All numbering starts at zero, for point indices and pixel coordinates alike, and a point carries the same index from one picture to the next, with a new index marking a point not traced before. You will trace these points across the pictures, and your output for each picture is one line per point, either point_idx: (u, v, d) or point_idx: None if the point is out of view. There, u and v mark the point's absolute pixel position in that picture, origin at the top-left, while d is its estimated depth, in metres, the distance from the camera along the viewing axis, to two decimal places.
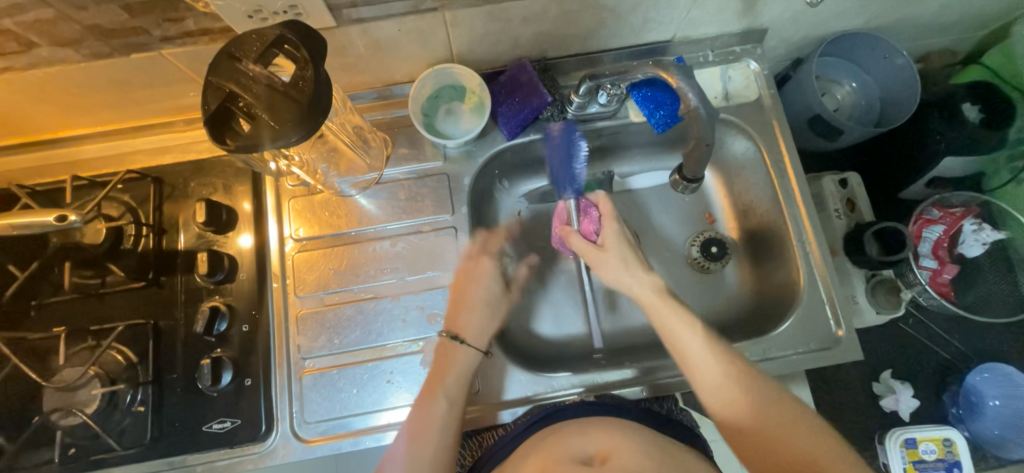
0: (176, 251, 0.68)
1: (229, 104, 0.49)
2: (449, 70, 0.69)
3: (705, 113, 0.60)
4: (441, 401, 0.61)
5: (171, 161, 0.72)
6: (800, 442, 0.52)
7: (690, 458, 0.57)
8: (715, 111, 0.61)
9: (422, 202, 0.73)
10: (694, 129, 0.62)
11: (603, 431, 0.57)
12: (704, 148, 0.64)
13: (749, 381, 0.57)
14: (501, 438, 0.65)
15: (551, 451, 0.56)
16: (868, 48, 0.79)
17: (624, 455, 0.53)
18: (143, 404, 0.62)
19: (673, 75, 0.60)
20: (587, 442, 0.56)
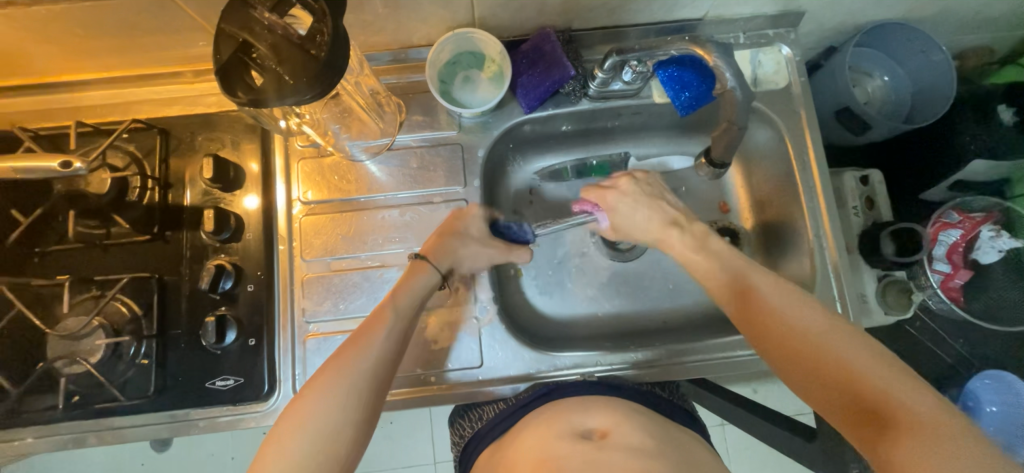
0: (182, 207, 0.67)
1: (242, 55, 0.47)
2: (469, 35, 0.66)
3: (740, 95, 0.58)
4: (393, 308, 0.60)
5: (178, 114, 0.70)
6: (847, 361, 0.47)
7: (689, 441, 0.57)
8: (751, 94, 0.59)
9: (433, 172, 0.71)
10: (727, 111, 0.60)
11: (603, 408, 0.58)
12: (735, 131, 0.61)
13: (794, 307, 0.53)
14: (500, 411, 0.65)
15: (552, 424, 0.56)
16: (906, 39, 0.76)
17: (625, 432, 0.54)
18: (147, 357, 0.62)
19: (710, 52, 0.57)
20: (588, 417, 0.57)
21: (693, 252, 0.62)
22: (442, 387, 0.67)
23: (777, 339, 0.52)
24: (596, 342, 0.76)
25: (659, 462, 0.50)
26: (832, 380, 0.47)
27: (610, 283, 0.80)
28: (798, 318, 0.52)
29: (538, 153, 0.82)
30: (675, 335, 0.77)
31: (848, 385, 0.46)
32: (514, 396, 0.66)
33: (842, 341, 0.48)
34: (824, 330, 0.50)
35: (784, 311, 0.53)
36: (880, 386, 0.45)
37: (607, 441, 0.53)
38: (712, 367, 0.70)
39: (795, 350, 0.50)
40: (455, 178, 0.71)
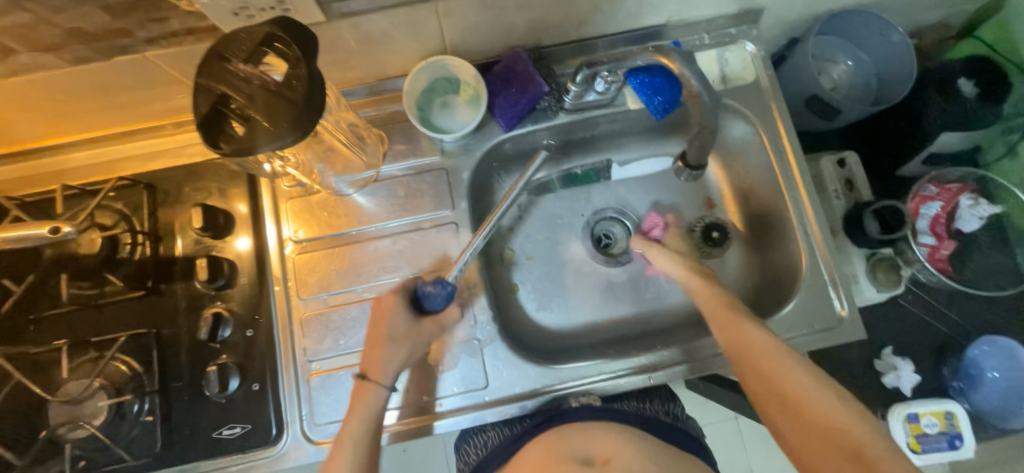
0: (174, 258, 0.67)
1: (223, 108, 0.47)
2: (443, 63, 0.68)
3: (706, 98, 0.60)
4: (349, 445, 0.57)
5: (163, 167, 0.70)
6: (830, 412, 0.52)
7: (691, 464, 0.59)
8: (717, 96, 0.61)
9: (421, 199, 0.72)
10: (696, 114, 0.61)
11: (603, 433, 0.60)
12: (707, 133, 0.63)
13: (777, 359, 0.57)
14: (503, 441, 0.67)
15: (553, 452, 0.59)
16: (865, 25, 0.78)
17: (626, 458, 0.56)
18: (152, 413, 0.62)
19: (673, 61, 0.59)
20: (588, 445, 0.59)
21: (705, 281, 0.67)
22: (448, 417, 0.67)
23: (767, 389, 0.56)
24: (598, 350, 0.77)
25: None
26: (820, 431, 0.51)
27: (607, 289, 0.81)
28: (786, 368, 0.56)
29: (522, 169, 0.83)
30: (676, 334, 0.78)
31: (831, 437, 0.50)
32: (517, 427, 0.68)
33: (820, 396, 0.53)
34: (803, 379, 0.55)
35: (772, 360, 0.57)
36: (857, 441, 0.49)
37: (609, 467, 0.55)
38: (717, 362, 0.71)
39: (779, 400, 0.55)
40: (443, 202, 0.72)
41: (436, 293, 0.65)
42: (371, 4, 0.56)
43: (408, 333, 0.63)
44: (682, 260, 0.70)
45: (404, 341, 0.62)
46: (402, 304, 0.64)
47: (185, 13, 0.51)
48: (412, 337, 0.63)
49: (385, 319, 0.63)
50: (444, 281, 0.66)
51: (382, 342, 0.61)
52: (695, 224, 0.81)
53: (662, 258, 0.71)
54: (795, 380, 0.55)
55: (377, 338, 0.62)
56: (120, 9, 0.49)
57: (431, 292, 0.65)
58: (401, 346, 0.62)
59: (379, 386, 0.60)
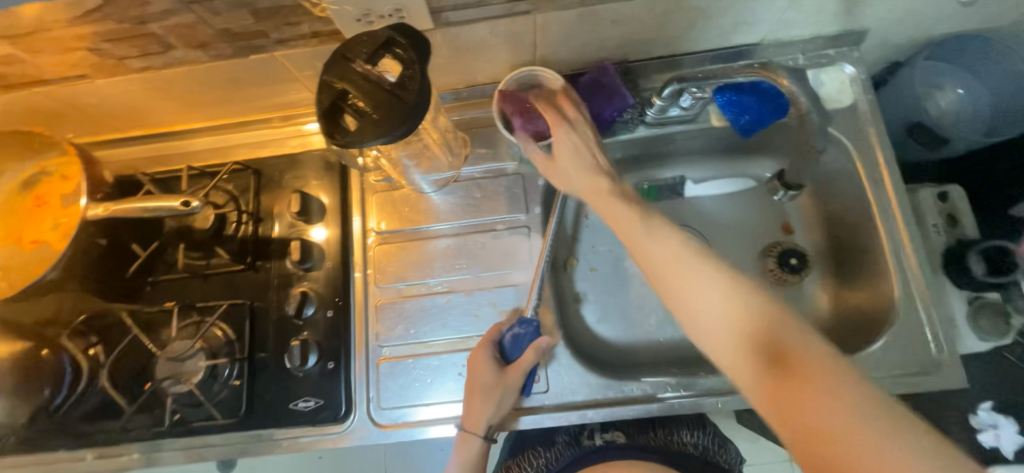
0: (271, 238, 0.73)
1: (341, 103, 0.52)
2: (533, 72, 0.69)
3: (817, 117, 0.63)
4: None
5: (268, 155, 0.77)
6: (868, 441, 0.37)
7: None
8: (826, 115, 0.63)
9: (496, 201, 0.74)
10: (805, 134, 0.64)
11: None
12: (813, 154, 0.65)
13: (790, 346, 0.43)
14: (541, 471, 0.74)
15: None
16: (985, 50, 0.72)
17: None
18: (239, 378, 0.67)
19: (783, 77, 0.61)
20: None
21: (696, 283, 0.49)
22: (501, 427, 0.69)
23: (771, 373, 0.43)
24: (660, 368, 0.75)
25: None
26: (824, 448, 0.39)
27: (672, 307, 0.80)
28: (801, 346, 0.43)
29: None
30: None
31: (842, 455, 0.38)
32: (553, 456, 0.75)
33: (863, 426, 0.38)
34: (833, 376, 0.41)
35: (778, 336, 0.44)
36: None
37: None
38: None
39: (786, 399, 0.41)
40: (517, 206, 0.74)
41: (523, 340, 0.66)
42: (477, 14, 0.60)
43: (498, 388, 0.64)
44: (587, 160, 0.64)
45: (496, 396, 0.64)
46: (490, 356, 0.65)
47: (316, 18, 0.56)
48: (502, 390, 0.64)
49: (475, 375, 0.64)
50: (528, 320, 0.67)
51: (473, 398, 0.64)
52: (771, 249, 0.78)
53: (569, 167, 0.65)
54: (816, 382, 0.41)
55: (470, 392, 0.64)
56: (264, 13, 0.55)
57: (518, 339, 0.66)
58: (494, 398, 0.63)
59: (476, 437, 0.64)
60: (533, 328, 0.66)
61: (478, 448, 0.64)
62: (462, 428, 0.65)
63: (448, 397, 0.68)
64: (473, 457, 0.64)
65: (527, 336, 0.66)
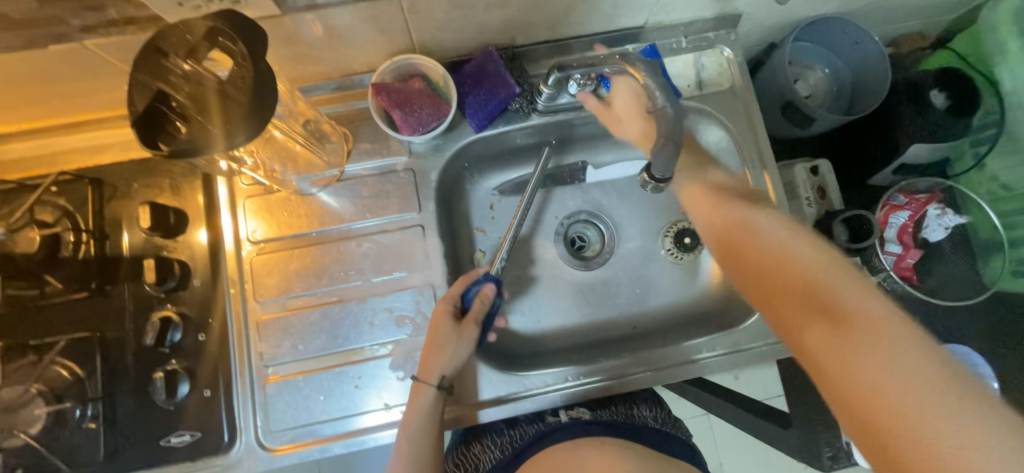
0: (121, 258, 0.64)
1: (162, 107, 0.44)
2: (410, 61, 0.65)
3: (672, 111, 0.51)
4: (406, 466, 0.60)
5: (111, 161, 0.66)
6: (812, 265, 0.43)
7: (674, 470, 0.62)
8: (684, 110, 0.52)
9: (387, 200, 0.70)
10: (659, 128, 0.53)
11: (600, 455, 0.61)
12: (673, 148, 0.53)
13: (842, 284, 0.40)
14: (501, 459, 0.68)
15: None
16: (842, 32, 0.78)
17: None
18: (94, 419, 0.59)
19: (639, 71, 0.53)
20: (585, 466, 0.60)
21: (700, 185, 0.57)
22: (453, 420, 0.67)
23: (812, 318, 0.40)
24: (566, 357, 0.76)
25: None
26: (855, 346, 0.37)
27: (579, 293, 0.80)
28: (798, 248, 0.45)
29: (495, 170, 0.81)
30: (645, 341, 0.78)
31: (907, 442, 0.33)
32: (512, 444, 0.70)
33: (823, 264, 0.42)
34: (837, 271, 0.42)
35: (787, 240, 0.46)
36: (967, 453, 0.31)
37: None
38: (680, 371, 0.70)
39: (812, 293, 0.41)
40: (409, 204, 0.70)
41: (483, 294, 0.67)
42: None
43: (458, 337, 0.64)
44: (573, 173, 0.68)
45: (451, 345, 0.63)
46: (447, 308, 0.65)
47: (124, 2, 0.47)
48: (462, 343, 0.64)
49: (435, 325, 0.64)
50: (489, 278, 0.68)
51: (431, 347, 0.63)
52: (667, 231, 0.81)
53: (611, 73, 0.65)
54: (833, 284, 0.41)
55: (428, 345, 0.63)
56: None
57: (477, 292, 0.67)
58: (458, 345, 0.63)
59: (432, 391, 0.62)
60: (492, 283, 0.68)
61: (437, 406, 0.62)
62: (418, 378, 0.62)
63: (349, 411, 0.64)
64: (433, 419, 0.62)
65: (485, 290, 0.67)
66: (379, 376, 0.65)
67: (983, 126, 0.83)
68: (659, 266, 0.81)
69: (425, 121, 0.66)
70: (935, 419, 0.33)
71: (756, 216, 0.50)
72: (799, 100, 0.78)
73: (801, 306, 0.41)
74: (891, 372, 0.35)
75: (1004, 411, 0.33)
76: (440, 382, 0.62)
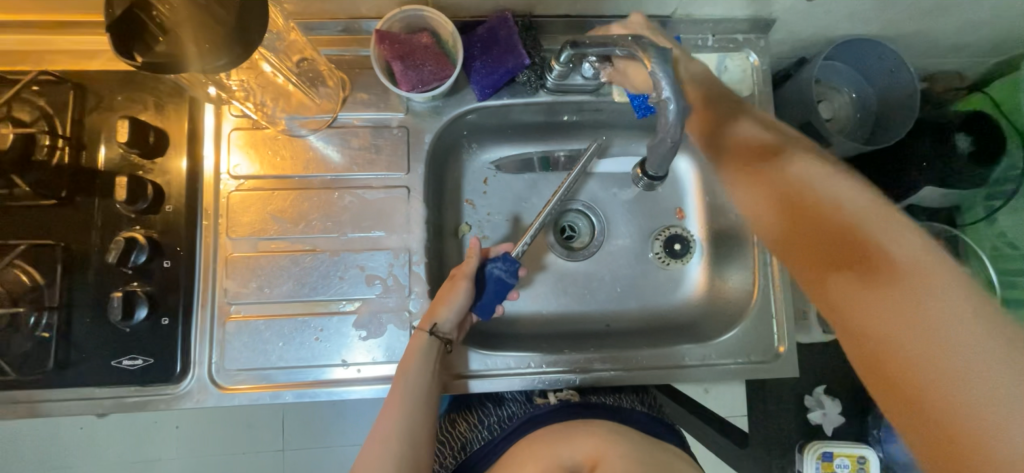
0: (96, 171, 0.62)
1: (141, 15, 0.41)
2: (420, 13, 0.61)
3: (678, 108, 0.48)
4: (399, 411, 0.59)
5: (96, 68, 0.63)
6: (846, 202, 0.48)
7: (674, 459, 0.61)
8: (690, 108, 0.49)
9: (376, 155, 0.67)
10: (659, 124, 0.50)
11: (588, 436, 0.62)
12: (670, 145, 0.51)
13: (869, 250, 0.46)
14: (491, 440, 0.68)
15: (542, 454, 0.61)
16: (877, 57, 0.74)
17: (611, 459, 0.58)
18: (49, 329, 0.59)
19: (649, 57, 0.48)
20: (574, 449, 0.61)
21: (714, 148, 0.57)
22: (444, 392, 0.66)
23: (847, 277, 0.46)
24: (534, 344, 0.75)
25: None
26: (889, 318, 0.43)
27: (558, 283, 0.79)
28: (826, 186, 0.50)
29: (494, 143, 0.78)
30: (618, 340, 0.76)
31: (897, 359, 0.42)
32: (501, 424, 0.70)
33: (855, 200, 0.48)
34: (867, 208, 0.48)
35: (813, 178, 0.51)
36: (957, 375, 0.40)
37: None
38: (646, 376, 0.69)
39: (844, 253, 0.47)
40: (398, 163, 0.67)
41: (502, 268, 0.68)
42: None
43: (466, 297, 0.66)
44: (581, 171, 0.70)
45: (457, 304, 0.65)
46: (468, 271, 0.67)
47: None
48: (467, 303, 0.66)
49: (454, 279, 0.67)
50: (511, 258, 0.68)
51: (439, 296, 0.65)
52: (659, 233, 0.80)
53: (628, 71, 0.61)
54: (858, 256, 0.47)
55: (440, 296, 0.65)
56: None
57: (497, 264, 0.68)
58: (455, 296, 0.65)
59: (434, 340, 0.62)
60: (513, 264, 0.68)
61: (432, 354, 0.62)
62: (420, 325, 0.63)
63: (307, 362, 0.63)
64: (428, 365, 0.61)
65: (506, 266, 0.68)
66: (341, 333, 0.64)
67: (1001, 178, 0.80)
68: (645, 267, 0.79)
69: (425, 79, 0.63)
70: (953, 355, 0.40)
71: (801, 165, 0.52)
72: (819, 121, 0.75)
73: (829, 246, 0.48)
74: (925, 329, 0.41)
75: (992, 315, 0.41)
76: (435, 330, 0.62)
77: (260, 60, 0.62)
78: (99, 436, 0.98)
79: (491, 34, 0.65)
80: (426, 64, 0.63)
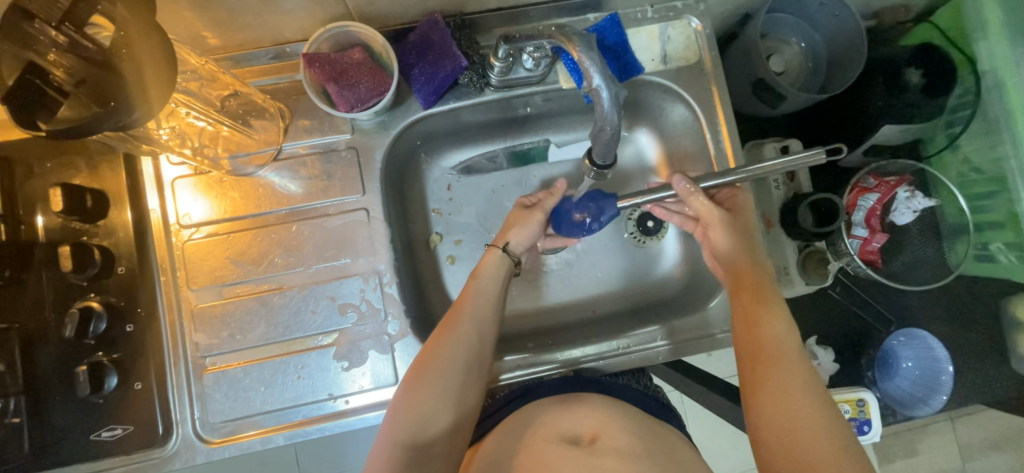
0: (37, 243, 0.59)
1: (37, 81, 0.39)
2: (347, 29, 0.59)
3: (609, 93, 0.48)
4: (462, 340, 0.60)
5: (19, 137, 0.60)
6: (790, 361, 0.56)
7: (672, 440, 0.58)
8: (621, 90, 0.50)
9: (329, 181, 0.65)
10: (596, 112, 0.50)
11: (587, 410, 0.59)
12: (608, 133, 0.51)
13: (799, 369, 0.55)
14: (478, 414, 0.66)
15: (539, 431, 0.57)
16: (821, 3, 0.73)
17: (612, 432, 0.55)
18: (18, 414, 0.57)
19: (575, 47, 0.48)
20: (575, 422, 0.57)
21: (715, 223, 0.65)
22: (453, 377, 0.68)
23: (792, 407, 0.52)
24: (521, 342, 0.74)
25: (644, 463, 0.51)
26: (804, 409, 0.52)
27: (538, 276, 0.78)
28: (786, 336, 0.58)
29: (452, 147, 0.77)
30: (605, 325, 0.75)
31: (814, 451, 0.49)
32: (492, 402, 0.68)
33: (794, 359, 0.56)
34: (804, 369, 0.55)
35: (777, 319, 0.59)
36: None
37: (597, 445, 0.54)
38: (639, 358, 0.69)
39: (787, 404, 0.52)
40: (352, 186, 0.65)
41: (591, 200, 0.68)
42: None
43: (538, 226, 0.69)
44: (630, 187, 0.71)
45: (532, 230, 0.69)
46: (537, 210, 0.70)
47: None
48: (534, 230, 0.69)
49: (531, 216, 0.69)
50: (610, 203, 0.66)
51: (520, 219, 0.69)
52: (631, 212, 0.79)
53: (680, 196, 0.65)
54: (792, 365, 0.55)
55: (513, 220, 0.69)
56: None
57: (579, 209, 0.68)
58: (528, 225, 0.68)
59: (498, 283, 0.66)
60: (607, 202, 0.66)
61: (482, 307, 0.63)
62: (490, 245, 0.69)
63: (293, 401, 0.62)
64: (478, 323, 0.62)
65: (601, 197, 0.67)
66: (322, 368, 0.63)
67: (957, 105, 0.79)
68: (621, 248, 0.79)
69: (363, 96, 0.61)
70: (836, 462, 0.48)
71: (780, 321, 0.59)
72: (770, 77, 0.74)
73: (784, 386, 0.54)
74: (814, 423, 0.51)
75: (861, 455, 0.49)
76: (506, 248, 0.68)
77: (179, 107, 0.58)
78: None
79: (428, 41, 0.63)
80: (360, 83, 0.61)
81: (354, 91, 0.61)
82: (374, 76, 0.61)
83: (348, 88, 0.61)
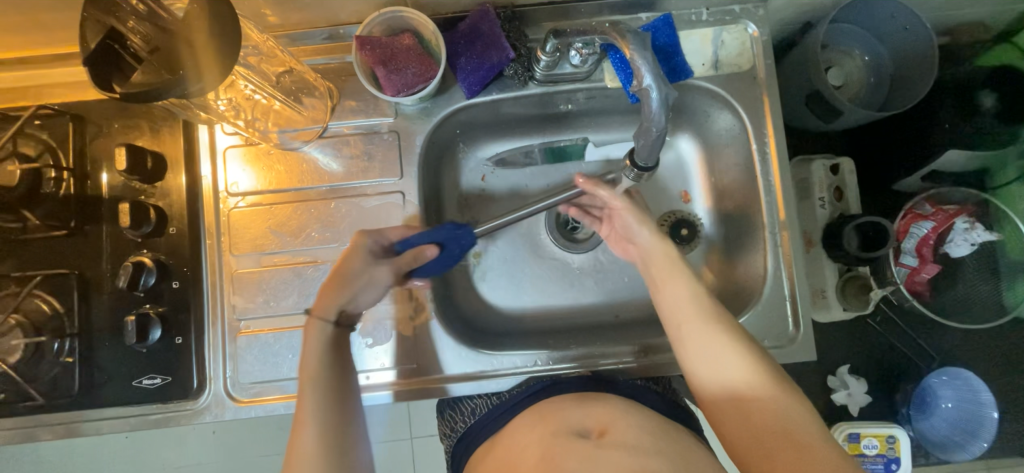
0: (100, 198, 0.63)
1: (115, 46, 0.42)
2: (400, 14, 0.61)
3: (659, 94, 0.47)
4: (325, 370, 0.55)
5: (93, 98, 0.65)
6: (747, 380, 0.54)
7: (690, 443, 0.56)
8: (672, 92, 0.49)
9: (370, 162, 0.67)
10: (643, 113, 0.49)
11: (598, 405, 0.58)
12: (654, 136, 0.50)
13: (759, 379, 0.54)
14: (494, 406, 0.66)
15: (550, 423, 0.57)
16: (890, 15, 0.69)
17: (623, 428, 0.54)
18: (71, 355, 0.61)
19: (628, 44, 0.47)
20: (586, 416, 0.57)
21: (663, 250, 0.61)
22: (398, 383, 0.65)
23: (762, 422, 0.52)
24: (540, 339, 0.74)
25: (656, 460, 0.50)
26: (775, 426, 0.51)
27: (564, 274, 0.78)
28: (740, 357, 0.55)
29: (489, 139, 0.77)
30: (627, 330, 0.74)
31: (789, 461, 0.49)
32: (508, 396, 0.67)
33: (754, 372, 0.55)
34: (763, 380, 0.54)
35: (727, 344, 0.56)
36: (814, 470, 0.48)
37: (605, 439, 0.53)
38: (660, 366, 0.68)
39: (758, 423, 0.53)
40: (391, 169, 0.67)
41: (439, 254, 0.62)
42: None
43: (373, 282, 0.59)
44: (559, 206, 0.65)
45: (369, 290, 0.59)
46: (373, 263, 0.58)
47: None
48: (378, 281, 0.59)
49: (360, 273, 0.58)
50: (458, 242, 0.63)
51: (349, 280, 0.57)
52: (665, 218, 0.77)
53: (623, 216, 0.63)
54: (752, 391, 0.54)
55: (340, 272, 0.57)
56: None
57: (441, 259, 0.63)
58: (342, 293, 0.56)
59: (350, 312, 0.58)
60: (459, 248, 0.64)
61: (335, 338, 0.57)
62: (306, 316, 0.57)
63: None
64: (331, 383, 0.55)
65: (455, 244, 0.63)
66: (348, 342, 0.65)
67: None
68: None
69: (410, 82, 0.62)
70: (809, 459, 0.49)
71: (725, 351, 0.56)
72: (827, 90, 0.71)
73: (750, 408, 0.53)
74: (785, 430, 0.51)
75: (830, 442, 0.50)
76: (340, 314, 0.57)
77: (239, 79, 0.62)
78: (147, 452, 1.02)
79: (477, 31, 0.64)
80: (410, 68, 0.62)
81: (404, 75, 0.62)
82: (423, 62, 0.62)
83: (399, 72, 0.62)
